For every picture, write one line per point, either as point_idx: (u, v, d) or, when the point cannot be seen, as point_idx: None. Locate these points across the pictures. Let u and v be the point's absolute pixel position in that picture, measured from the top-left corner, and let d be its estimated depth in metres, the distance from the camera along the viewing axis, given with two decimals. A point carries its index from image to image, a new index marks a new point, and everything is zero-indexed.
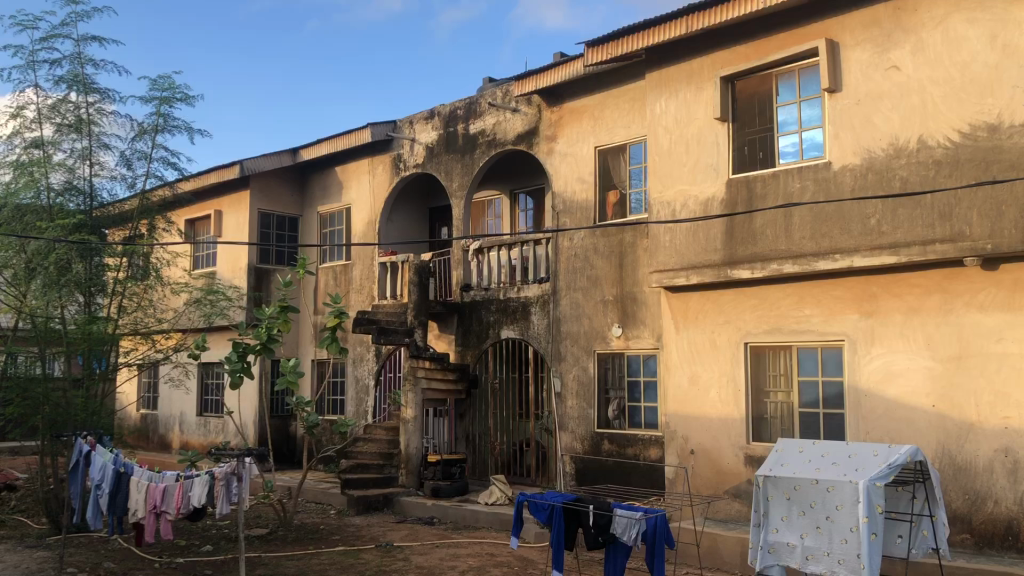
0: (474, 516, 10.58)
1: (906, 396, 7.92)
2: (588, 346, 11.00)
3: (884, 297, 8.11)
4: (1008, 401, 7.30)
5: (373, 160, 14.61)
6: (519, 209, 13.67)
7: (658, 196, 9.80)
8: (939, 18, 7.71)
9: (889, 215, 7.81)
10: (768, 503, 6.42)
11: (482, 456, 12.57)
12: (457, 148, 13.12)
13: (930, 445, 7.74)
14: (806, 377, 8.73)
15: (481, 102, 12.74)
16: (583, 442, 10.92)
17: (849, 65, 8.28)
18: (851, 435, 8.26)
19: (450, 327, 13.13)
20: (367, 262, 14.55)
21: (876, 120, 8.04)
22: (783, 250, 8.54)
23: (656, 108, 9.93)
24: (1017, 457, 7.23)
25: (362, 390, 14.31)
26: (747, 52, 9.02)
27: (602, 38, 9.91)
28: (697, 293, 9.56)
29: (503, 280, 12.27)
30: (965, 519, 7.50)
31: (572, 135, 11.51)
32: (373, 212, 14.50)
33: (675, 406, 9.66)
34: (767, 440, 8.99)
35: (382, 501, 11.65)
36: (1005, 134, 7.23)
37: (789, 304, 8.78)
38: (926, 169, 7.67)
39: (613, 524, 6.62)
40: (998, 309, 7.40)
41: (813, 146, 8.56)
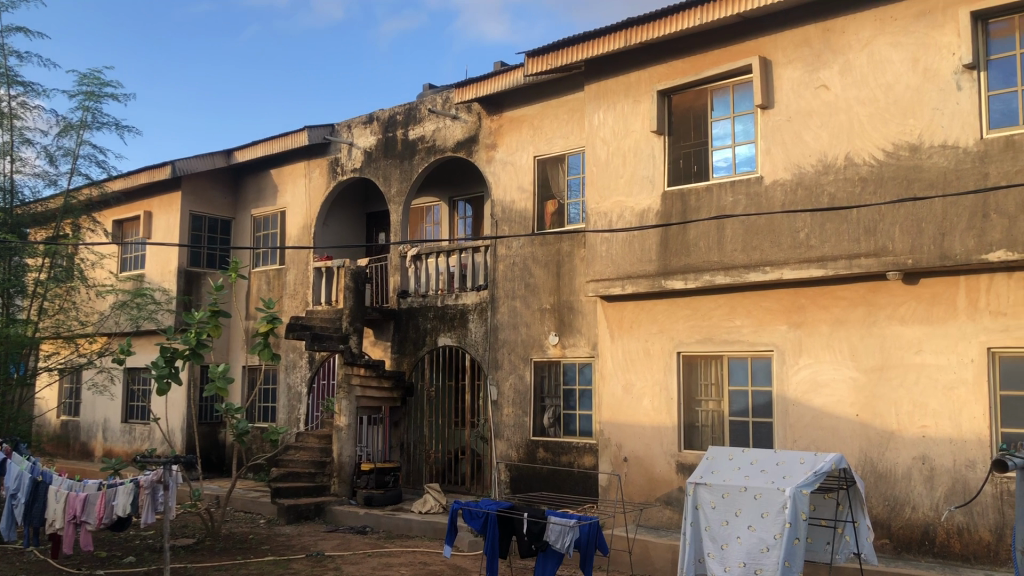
0: (408, 525, 10.49)
1: (831, 406, 8.16)
2: (524, 355, 11.03)
3: (812, 308, 8.35)
4: (926, 410, 7.59)
5: (310, 163, 14.42)
6: (458, 216, 13.67)
7: (595, 207, 9.91)
8: (865, 41, 7.99)
9: (817, 229, 8.06)
10: (696, 511, 6.52)
11: (416, 465, 12.43)
12: (396, 153, 13.04)
13: (853, 453, 7.98)
14: (736, 386, 8.93)
15: (420, 108, 12.71)
16: (518, 450, 10.94)
17: (781, 83, 8.53)
18: (779, 443, 8.48)
19: (386, 334, 12.98)
20: (301, 266, 14.33)
21: (806, 137, 8.28)
22: (715, 262, 8.72)
23: (594, 119, 10.05)
24: (934, 465, 7.51)
25: (294, 398, 14.07)
26: (683, 68, 9.21)
27: (541, 49, 10.00)
28: (632, 303, 9.69)
29: (441, 288, 12.24)
30: (885, 524, 7.76)
31: (512, 144, 11.56)
32: (309, 216, 14.32)
33: (609, 414, 9.76)
34: (698, 448, 9.15)
35: (313, 510, 11.46)
36: (925, 154, 7.54)
37: (720, 314, 8.96)
38: (853, 185, 7.93)
39: (547, 531, 6.69)
40: (918, 322, 7.69)
41: (745, 161, 8.78)
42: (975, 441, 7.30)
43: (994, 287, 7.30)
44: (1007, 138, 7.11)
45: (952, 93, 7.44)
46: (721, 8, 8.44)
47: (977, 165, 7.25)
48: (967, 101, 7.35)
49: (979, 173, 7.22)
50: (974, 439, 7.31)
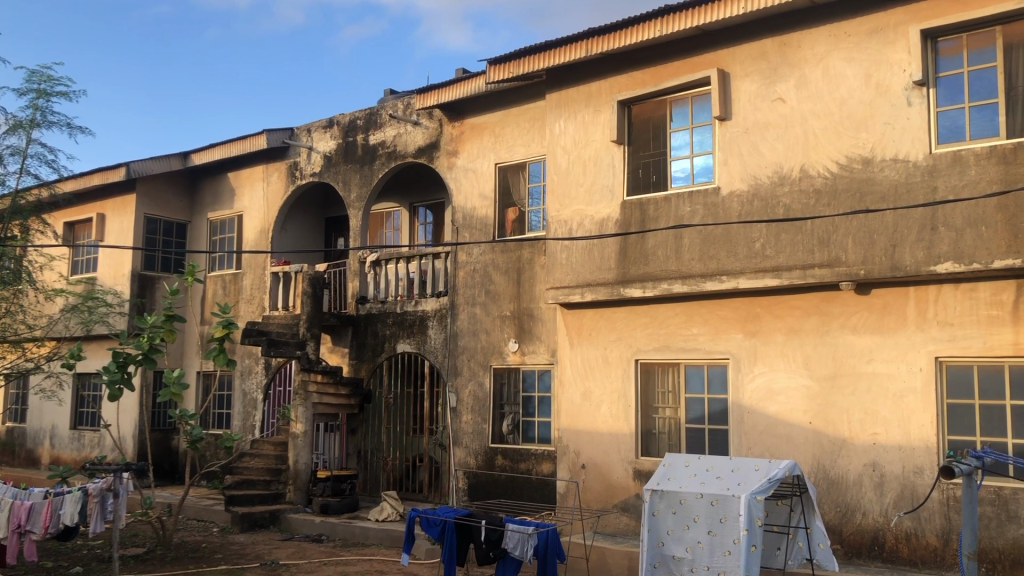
0: (364, 533, 10.40)
1: (785, 413, 8.29)
2: (484, 362, 11.03)
3: (767, 317, 8.49)
4: (876, 418, 7.75)
5: (268, 167, 14.26)
6: (418, 222, 13.63)
7: (556, 215, 9.96)
8: (820, 55, 8.16)
9: (773, 240, 8.20)
10: (654, 517, 6.56)
11: (373, 473, 12.32)
12: (356, 159, 12.97)
13: (806, 460, 8.12)
14: (693, 393, 9.02)
15: (382, 113, 12.66)
16: (476, 457, 10.92)
17: (739, 96, 8.67)
18: (734, 450, 8.59)
19: (344, 340, 12.87)
20: (258, 271, 14.15)
21: (762, 148, 8.43)
22: (673, 271, 8.83)
23: (555, 128, 10.11)
24: (884, 471, 7.67)
25: (249, 404, 13.87)
26: (643, 79, 9.31)
27: (503, 57, 10.03)
28: (591, 311, 9.75)
29: (400, 294, 12.18)
30: (836, 530, 7.90)
31: (473, 151, 11.58)
32: (266, 220, 14.16)
33: (567, 421, 9.80)
34: (655, 454, 9.22)
35: (268, 517, 11.30)
36: (877, 167, 7.72)
37: (678, 323, 9.06)
38: (807, 198, 8.08)
39: (504, 539, 6.69)
40: (869, 332, 7.86)
41: (703, 172, 8.90)
42: (923, 448, 7.47)
43: (942, 298, 7.50)
44: (954, 154, 7.32)
45: (903, 108, 7.63)
46: (680, 20, 8.58)
47: (926, 178, 7.44)
48: (916, 117, 7.54)
49: (928, 187, 7.41)
50: (922, 446, 7.48)
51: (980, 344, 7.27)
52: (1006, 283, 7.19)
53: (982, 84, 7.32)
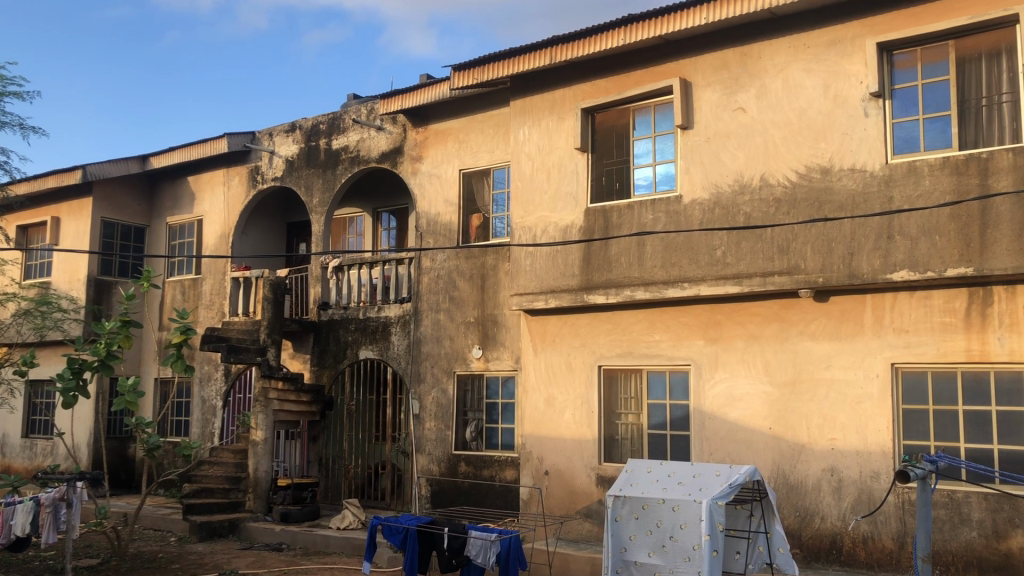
0: (325, 541, 10.29)
1: (745, 419, 8.39)
2: (447, 368, 10.99)
3: (728, 324, 8.59)
4: (835, 424, 7.87)
5: (229, 171, 14.09)
6: (381, 227, 13.57)
7: (520, 221, 9.97)
8: (780, 66, 8.29)
9: (733, 247, 8.30)
10: (616, 523, 6.58)
11: (334, 481, 12.20)
12: (318, 163, 12.87)
13: (766, 465, 8.22)
14: (655, 399, 9.08)
15: (345, 118, 12.58)
16: (439, 464, 10.88)
17: (701, 105, 8.77)
18: (695, 456, 8.66)
19: (305, 346, 12.73)
20: (218, 276, 13.95)
21: (724, 157, 8.53)
22: (636, 277, 8.89)
23: (519, 134, 10.13)
24: (842, 476, 7.79)
25: (209, 411, 13.66)
26: (607, 87, 9.38)
27: (468, 63, 10.03)
28: (555, 317, 9.78)
29: (363, 300, 12.10)
30: (795, 535, 8.01)
31: (436, 156, 11.56)
32: (227, 225, 13.98)
33: (531, 427, 9.81)
34: (617, 460, 9.26)
35: (227, 527, 11.12)
36: (835, 177, 7.85)
37: (641, 329, 9.13)
38: (767, 206, 8.20)
39: (467, 546, 6.76)
40: (827, 338, 7.99)
41: (665, 180, 8.99)
42: (880, 453, 7.60)
43: (898, 306, 7.65)
44: (910, 164, 7.48)
45: (860, 119, 7.78)
46: (643, 29, 8.67)
47: (882, 188, 7.59)
48: (873, 128, 7.70)
49: (884, 196, 7.56)
50: (878, 451, 7.61)
51: (934, 351, 7.43)
52: (958, 291, 7.37)
53: (935, 97, 7.50)
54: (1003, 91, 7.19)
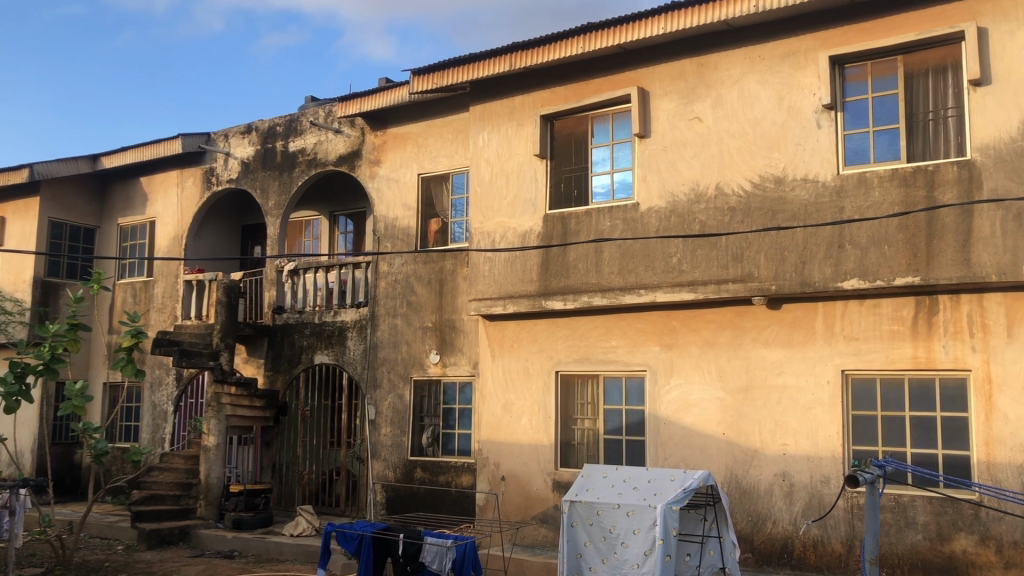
0: (279, 548, 10.15)
1: (699, 424, 8.49)
2: (404, 374, 10.93)
3: (683, 331, 8.69)
4: (787, 429, 8.00)
5: (183, 172, 13.86)
6: (339, 231, 13.45)
7: (478, 227, 9.97)
8: (736, 77, 8.42)
9: (689, 255, 8.41)
10: (571, 528, 6.62)
11: (288, 487, 12.04)
12: (274, 165, 12.73)
13: (720, 470, 8.32)
14: (611, 405, 9.14)
15: (302, 120, 12.47)
16: (395, 470, 10.81)
17: (658, 114, 8.88)
18: (650, 461, 8.74)
19: (259, 350, 12.56)
20: (170, 279, 13.70)
21: (680, 166, 8.64)
22: (593, 284, 8.96)
23: (478, 140, 10.14)
24: (793, 481, 7.92)
25: (159, 416, 13.38)
26: (566, 94, 9.44)
27: (427, 68, 10.03)
28: (513, 322, 9.79)
29: (318, 304, 11.98)
30: (748, 539, 8.11)
31: (395, 161, 11.51)
32: (180, 226, 13.74)
33: (487, 433, 9.80)
34: (573, 466, 9.29)
35: (177, 534, 10.91)
36: (788, 187, 8.00)
37: (598, 335, 9.18)
38: (722, 215, 8.32)
39: (422, 552, 6.71)
40: (780, 345, 8.13)
41: (623, 188, 9.07)
42: (830, 458, 7.75)
43: (848, 314, 7.81)
44: (860, 175, 7.66)
45: (812, 131, 7.94)
46: (602, 38, 8.76)
47: (834, 199, 7.75)
48: (825, 139, 7.86)
49: (836, 207, 7.72)
50: (829, 456, 7.76)
51: (882, 358, 7.60)
52: (906, 300, 7.55)
53: (885, 110, 7.68)
54: (949, 105, 7.41)
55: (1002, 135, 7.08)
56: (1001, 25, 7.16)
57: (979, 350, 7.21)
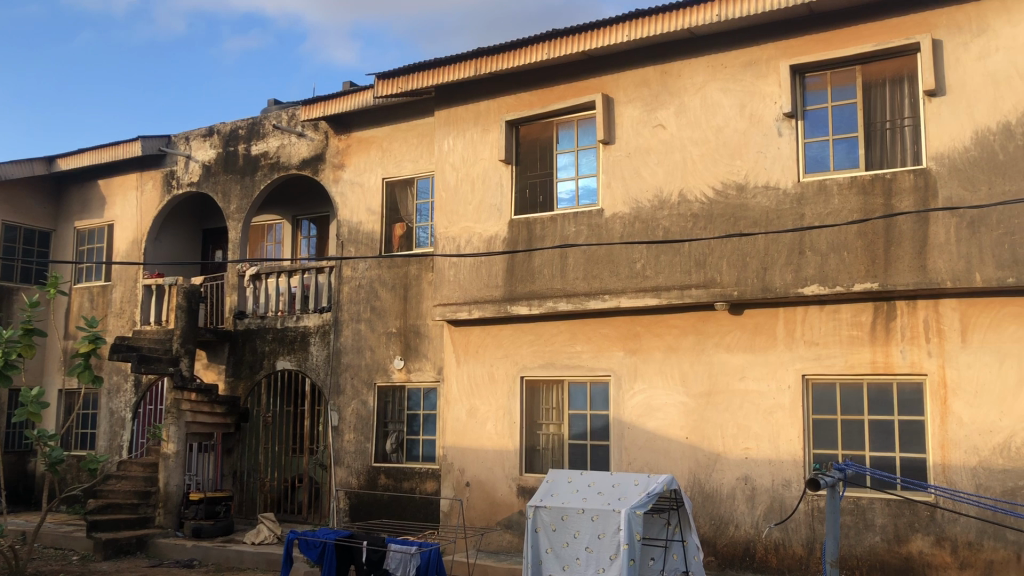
0: (239, 557, 10.01)
1: (663, 429, 8.54)
2: (368, 380, 10.86)
3: (646, 336, 8.74)
4: (748, 433, 8.09)
5: (142, 175, 13.64)
6: (301, 235, 13.36)
7: (443, 231, 9.95)
8: (699, 85, 8.51)
9: (653, 261, 8.48)
10: (535, 534, 6.63)
11: (250, 495, 11.86)
12: (236, 169, 12.59)
13: (683, 474, 8.38)
14: (576, 410, 9.17)
15: (265, 123, 12.35)
16: (358, 477, 10.72)
17: (622, 120, 8.94)
18: (615, 465, 8.77)
19: (220, 356, 12.38)
20: (128, 283, 13.46)
21: (644, 172, 8.71)
22: (558, 289, 8.98)
23: (443, 145, 10.12)
24: (755, 484, 8.00)
25: (117, 423, 13.13)
26: (530, 100, 9.46)
27: (392, 72, 9.99)
28: (478, 328, 9.77)
29: (281, 309, 11.84)
30: (710, 542, 8.17)
31: (359, 164, 11.45)
32: (139, 230, 13.52)
33: (452, 439, 9.77)
34: (538, 471, 9.29)
35: (134, 543, 10.71)
36: (750, 194, 8.10)
37: (562, 340, 9.21)
38: (685, 221, 8.39)
39: (386, 559, 6.68)
40: (742, 350, 8.22)
41: (588, 194, 9.12)
42: (791, 462, 7.85)
43: (808, 319, 7.93)
44: (820, 183, 7.78)
45: (773, 138, 8.06)
46: (567, 45, 8.80)
47: (794, 206, 7.86)
48: (786, 147, 7.98)
49: (796, 214, 7.83)
50: (790, 460, 7.86)
51: (842, 363, 7.72)
52: (865, 305, 7.68)
53: (844, 119, 7.83)
54: (905, 115, 7.57)
55: (957, 145, 7.25)
56: (955, 37, 7.33)
57: (935, 355, 7.37)
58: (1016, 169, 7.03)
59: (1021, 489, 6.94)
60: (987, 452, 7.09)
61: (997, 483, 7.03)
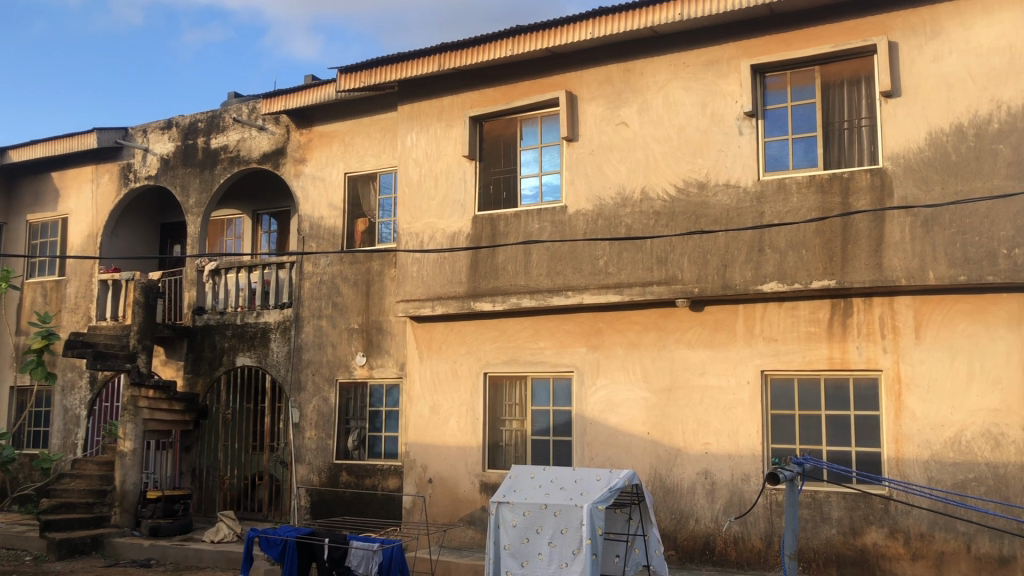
0: (198, 555, 9.88)
1: (624, 424, 8.61)
2: (329, 376, 10.78)
3: (609, 332, 8.80)
4: (708, 428, 8.18)
5: (98, 168, 13.37)
6: (261, 230, 13.21)
7: (406, 227, 9.90)
8: (661, 83, 8.58)
9: (615, 257, 8.53)
10: (497, 530, 6.64)
11: (209, 493, 11.71)
12: (195, 162, 12.40)
13: (644, 469, 8.45)
14: (539, 406, 9.20)
15: (225, 116, 12.17)
16: (319, 474, 10.64)
17: (585, 118, 8.98)
18: (577, 461, 8.82)
19: (178, 353, 12.19)
20: (83, 278, 13.18)
21: (607, 170, 8.76)
22: (521, 285, 9.00)
23: (406, 140, 10.07)
24: (714, 479, 8.10)
25: (71, 421, 12.87)
26: (494, 96, 9.46)
27: (355, 66, 9.91)
28: (441, 324, 9.75)
29: (241, 305, 11.69)
30: (671, 537, 8.26)
31: (321, 159, 11.34)
32: (94, 224, 13.25)
33: (415, 435, 9.74)
34: (501, 467, 9.31)
35: (89, 543, 10.50)
36: (710, 192, 8.18)
37: (525, 336, 9.23)
38: (647, 218, 8.46)
39: (348, 557, 6.65)
40: (702, 346, 8.31)
41: (551, 191, 9.14)
42: (750, 456, 7.96)
43: (767, 316, 8.04)
44: (779, 181, 7.89)
45: (734, 137, 8.15)
46: (531, 41, 8.81)
47: (754, 204, 7.96)
48: (746, 145, 8.08)
49: (756, 212, 7.94)
50: (749, 454, 7.97)
51: (800, 359, 7.85)
52: (822, 302, 7.81)
53: (803, 118, 7.94)
54: (863, 115, 7.70)
55: (911, 145, 7.41)
56: (910, 40, 7.49)
57: (890, 351, 7.52)
58: (967, 169, 7.21)
59: (971, 482, 7.12)
60: (939, 445, 7.26)
61: (948, 475, 7.20)
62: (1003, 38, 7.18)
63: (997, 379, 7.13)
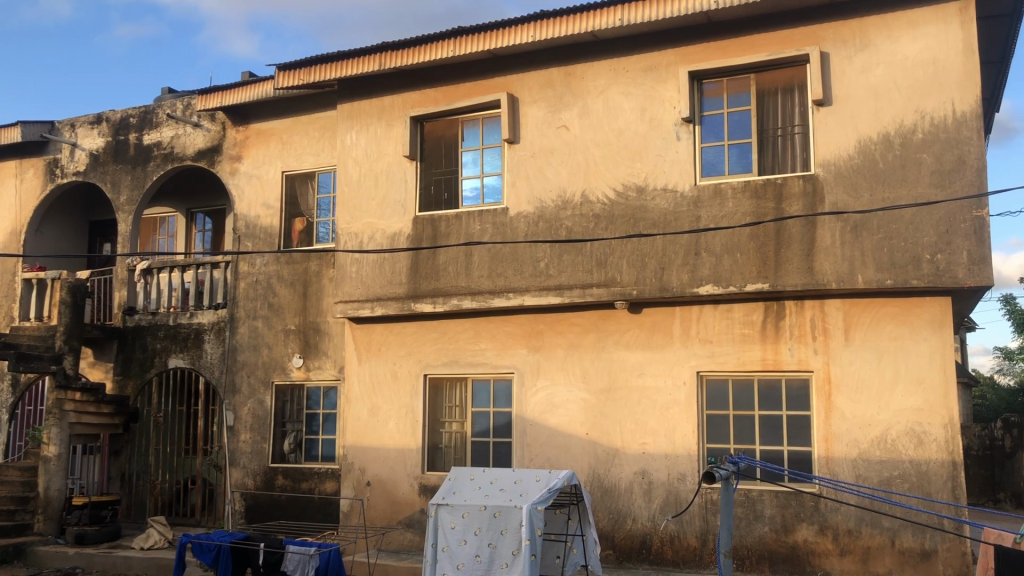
0: (126, 563, 9.61)
1: (563, 425, 8.66)
2: (265, 379, 10.59)
3: (549, 334, 8.85)
4: (646, 429, 8.29)
5: (22, 163, 12.89)
6: (195, 229, 12.92)
7: (345, 227, 9.80)
8: (601, 87, 8.67)
9: (555, 260, 8.59)
10: (436, 532, 6.60)
11: (138, 498, 11.39)
12: (126, 159, 12.05)
13: (583, 469, 8.52)
14: (479, 407, 9.20)
15: (158, 112, 11.87)
16: (255, 478, 10.45)
17: (526, 120, 9.02)
18: (516, 462, 8.84)
19: (107, 354, 11.83)
20: (5, 277, 12.69)
21: (547, 173, 8.81)
22: (462, 287, 8.99)
23: (346, 139, 9.96)
24: (651, 478, 8.22)
25: None
26: (436, 96, 9.43)
27: (293, 63, 9.77)
28: (380, 326, 9.68)
29: (173, 305, 11.42)
30: (608, 537, 8.33)
31: (258, 157, 11.14)
32: (17, 221, 12.76)
33: (353, 438, 9.63)
34: (440, 469, 9.27)
35: (11, 552, 10.10)
36: (649, 197, 8.30)
37: (466, 338, 9.22)
38: (587, 221, 8.54)
39: (284, 561, 6.54)
40: (640, 347, 8.42)
41: (493, 192, 9.15)
42: (686, 456, 8.10)
43: (703, 318, 8.20)
44: (716, 186, 8.05)
45: (672, 142, 8.29)
46: (472, 43, 8.81)
47: (691, 209, 8.10)
48: (684, 151, 8.22)
49: (693, 216, 8.07)
50: (685, 454, 8.11)
51: (735, 360, 8.02)
52: (756, 305, 8.00)
53: (739, 125, 8.12)
54: (796, 123, 7.92)
55: (842, 153, 7.64)
56: (840, 51, 7.72)
57: (821, 352, 7.74)
58: (894, 177, 7.46)
59: (896, 479, 7.37)
60: (866, 444, 7.49)
61: (874, 473, 7.44)
62: (927, 51, 7.45)
63: (920, 379, 7.39)
